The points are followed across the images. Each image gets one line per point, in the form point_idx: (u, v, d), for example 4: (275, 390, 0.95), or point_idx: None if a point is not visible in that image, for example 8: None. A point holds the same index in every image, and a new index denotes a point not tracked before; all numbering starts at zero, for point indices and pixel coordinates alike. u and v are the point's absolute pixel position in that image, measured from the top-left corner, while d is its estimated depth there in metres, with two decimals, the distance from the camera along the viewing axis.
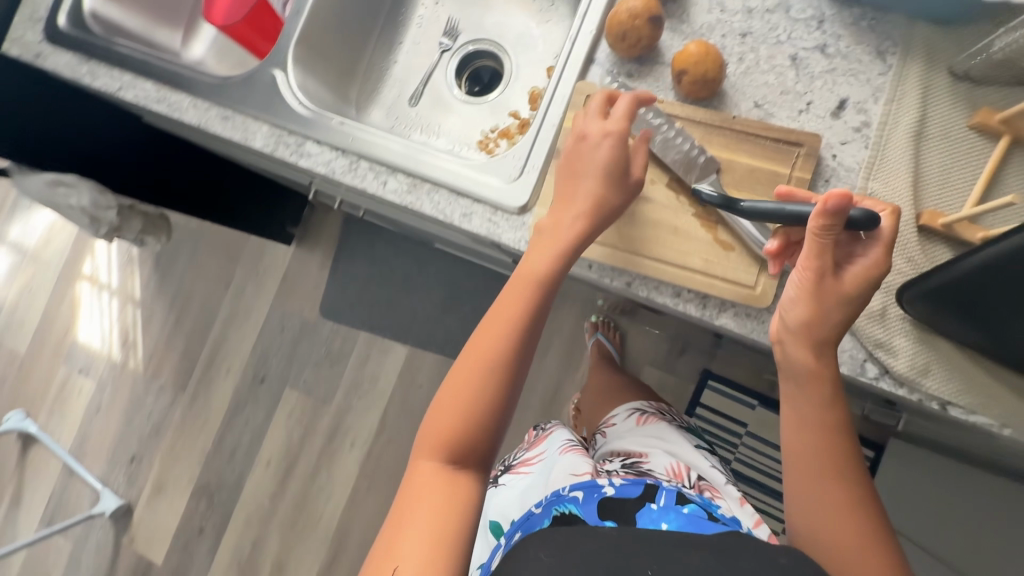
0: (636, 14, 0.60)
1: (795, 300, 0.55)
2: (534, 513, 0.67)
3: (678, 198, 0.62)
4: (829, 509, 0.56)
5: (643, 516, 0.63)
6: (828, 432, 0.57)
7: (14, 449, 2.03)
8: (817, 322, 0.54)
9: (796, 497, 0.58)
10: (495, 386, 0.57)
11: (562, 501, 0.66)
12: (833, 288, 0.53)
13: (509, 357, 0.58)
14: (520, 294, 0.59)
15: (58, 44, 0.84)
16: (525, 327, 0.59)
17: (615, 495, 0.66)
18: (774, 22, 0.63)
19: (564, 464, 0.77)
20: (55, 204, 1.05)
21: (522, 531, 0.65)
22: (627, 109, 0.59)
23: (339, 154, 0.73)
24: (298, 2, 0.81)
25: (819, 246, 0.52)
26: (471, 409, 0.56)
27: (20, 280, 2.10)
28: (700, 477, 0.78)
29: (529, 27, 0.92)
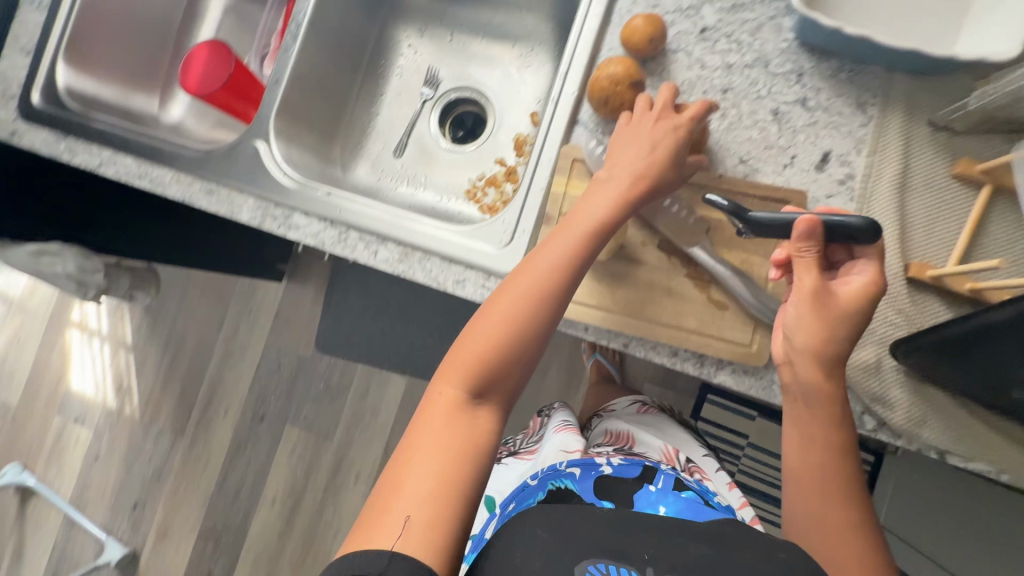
0: (617, 80, 0.61)
1: (799, 322, 0.53)
2: (530, 485, 0.70)
3: (669, 259, 0.62)
4: (833, 517, 0.53)
5: (640, 498, 0.67)
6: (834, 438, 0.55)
7: (14, 502, 2.00)
8: (824, 342, 0.52)
9: (795, 508, 0.55)
10: (520, 358, 0.54)
11: (559, 476, 0.69)
12: (832, 306, 0.52)
13: (550, 305, 0.54)
14: (569, 237, 0.56)
15: (33, 121, 0.82)
16: (571, 276, 0.55)
17: (613, 474, 0.70)
18: (754, 77, 0.64)
19: (556, 444, 0.82)
20: (41, 275, 1.04)
21: (518, 501, 0.69)
22: (696, 111, 0.58)
23: (327, 224, 0.73)
24: (277, 69, 0.80)
25: (808, 264, 0.52)
26: (499, 360, 0.53)
27: (8, 331, 2.07)
28: (689, 461, 0.84)
29: (510, 74, 0.93)
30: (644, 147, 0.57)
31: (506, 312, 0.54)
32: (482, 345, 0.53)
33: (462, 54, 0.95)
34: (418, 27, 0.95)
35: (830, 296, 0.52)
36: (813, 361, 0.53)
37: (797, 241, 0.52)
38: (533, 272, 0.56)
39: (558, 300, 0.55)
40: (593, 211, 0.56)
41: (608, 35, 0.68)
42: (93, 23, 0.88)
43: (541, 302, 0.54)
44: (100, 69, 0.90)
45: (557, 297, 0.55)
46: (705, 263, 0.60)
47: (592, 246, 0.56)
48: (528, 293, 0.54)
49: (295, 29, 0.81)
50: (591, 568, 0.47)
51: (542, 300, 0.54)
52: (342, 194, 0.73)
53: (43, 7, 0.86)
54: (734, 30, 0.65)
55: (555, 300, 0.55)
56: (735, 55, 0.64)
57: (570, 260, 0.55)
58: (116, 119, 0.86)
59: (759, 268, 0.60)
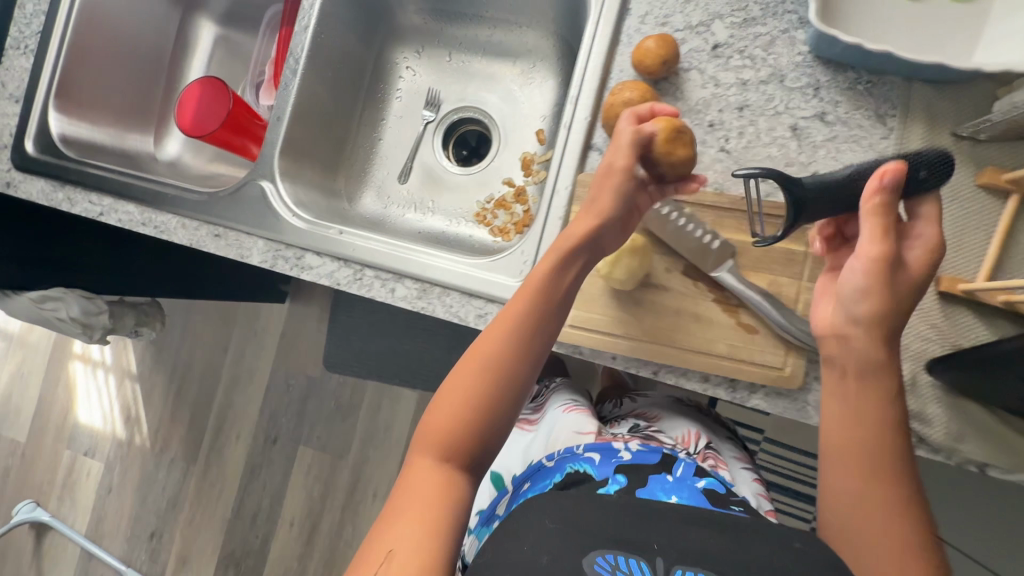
0: (633, 107, 0.60)
1: (869, 289, 0.49)
2: (546, 466, 0.74)
3: (696, 284, 0.61)
4: (878, 512, 0.50)
5: (653, 484, 0.67)
6: (887, 427, 0.51)
7: (29, 539, 1.98)
8: (890, 310, 0.50)
9: (831, 497, 0.52)
10: (491, 424, 0.54)
11: (578, 460, 0.72)
12: (901, 270, 0.49)
13: (512, 348, 0.55)
14: (526, 281, 0.57)
15: (29, 171, 0.80)
16: (533, 319, 0.56)
17: (633, 459, 0.71)
18: (770, 93, 0.62)
19: (569, 422, 0.83)
20: (45, 321, 1.03)
21: (530, 479, 0.74)
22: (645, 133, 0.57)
23: (342, 263, 0.71)
24: (278, 106, 0.78)
25: (887, 219, 0.48)
26: (470, 429, 0.54)
27: (9, 368, 2.04)
28: (706, 447, 0.85)
29: (512, 91, 0.91)
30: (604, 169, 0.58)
31: (472, 380, 0.55)
32: (451, 414, 0.54)
33: (461, 74, 0.93)
34: (415, 49, 0.93)
35: (900, 261, 0.49)
36: (877, 330, 0.50)
37: (884, 191, 0.47)
38: (496, 338, 0.56)
39: (524, 366, 0.56)
40: (547, 274, 0.57)
41: (617, 56, 0.66)
42: (82, 65, 0.85)
43: (506, 369, 0.55)
44: (92, 113, 0.87)
45: (522, 362, 0.56)
46: (732, 288, 0.59)
47: (549, 309, 0.57)
48: (491, 360, 0.55)
49: (293, 63, 0.79)
50: (600, 559, 0.49)
51: (507, 366, 0.55)
52: (354, 232, 0.72)
53: (29, 52, 0.83)
54: (747, 45, 0.63)
55: (520, 365, 0.55)
56: (749, 72, 0.63)
57: (530, 325, 0.56)
58: (113, 165, 0.84)
59: (787, 289, 0.59)
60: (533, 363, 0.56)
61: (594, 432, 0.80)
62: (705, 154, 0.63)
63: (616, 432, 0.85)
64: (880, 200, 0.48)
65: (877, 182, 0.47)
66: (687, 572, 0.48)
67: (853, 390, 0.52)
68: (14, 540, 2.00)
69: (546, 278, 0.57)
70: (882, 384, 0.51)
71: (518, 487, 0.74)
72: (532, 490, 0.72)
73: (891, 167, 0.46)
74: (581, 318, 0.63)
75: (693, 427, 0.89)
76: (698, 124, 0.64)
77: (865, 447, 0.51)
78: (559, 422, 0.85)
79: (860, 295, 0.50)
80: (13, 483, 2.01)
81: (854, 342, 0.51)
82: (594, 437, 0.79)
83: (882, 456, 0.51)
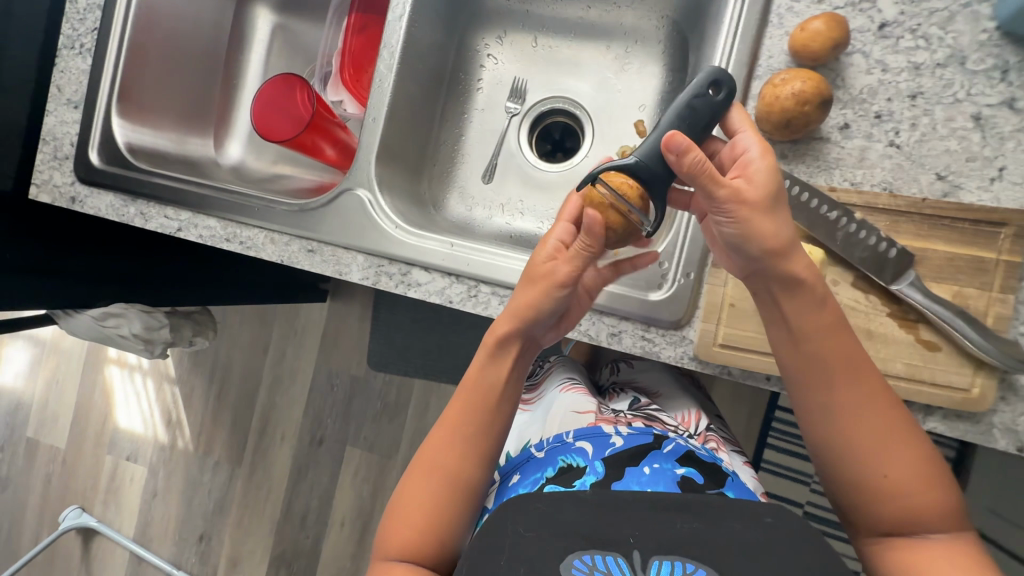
0: (804, 99, 0.53)
1: (748, 222, 0.48)
2: (535, 458, 0.62)
3: (867, 297, 0.55)
4: (870, 458, 0.49)
5: (630, 477, 0.57)
6: (855, 373, 0.50)
7: (75, 544, 1.73)
8: (772, 236, 0.48)
9: (822, 449, 0.52)
10: (450, 528, 0.53)
11: (568, 451, 0.60)
12: (762, 189, 0.48)
13: (472, 440, 0.55)
14: (472, 375, 0.57)
15: (96, 185, 0.74)
16: (487, 413, 0.56)
17: (623, 446, 0.60)
18: (948, 77, 0.55)
19: (565, 403, 0.71)
20: (105, 338, 0.96)
21: (518, 473, 0.62)
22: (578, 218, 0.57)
23: (453, 279, 0.66)
24: (374, 107, 0.71)
25: (711, 168, 0.47)
26: (429, 534, 0.53)
27: (43, 372, 1.77)
28: (708, 428, 0.73)
29: (607, 77, 0.83)
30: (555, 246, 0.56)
31: (425, 485, 0.54)
32: (410, 522, 0.53)
33: (550, 61, 0.85)
34: (498, 34, 0.85)
35: (758, 179, 0.48)
36: (775, 258, 0.49)
37: (689, 148, 0.46)
38: (445, 438, 0.56)
39: (475, 463, 0.55)
40: (480, 373, 0.57)
41: (766, 39, 0.59)
42: (143, 66, 0.78)
43: (458, 469, 0.54)
44: (153, 117, 0.81)
45: (471, 459, 0.55)
46: (917, 303, 0.53)
47: (487, 405, 0.56)
48: (439, 463, 0.55)
49: (388, 55, 0.72)
50: (577, 561, 0.47)
51: (458, 464, 0.55)
52: (467, 244, 0.66)
53: (85, 50, 0.75)
54: (920, 24, 0.56)
55: (471, 462, 0.55)
56: (923, 54, 0.56)
57: (477, 420, 0.56)
58: (183, 174, 0.77)
59: (976, 301, 0.53)
60: (484, 458, 0.55)
61: (594, 412, 0.68)
62: (872, 149, 0.57)
63: (618, 412, 0.71)
64: (699, 151, 0.46)
65: (672, 157, 0.46)
66: (665, 563, 0.46)
67: (818, 344, 0.50)
68: (57, 548, 1.74)
69: (479, 376, 0.57)
70: (841, 328, 0.50)
71: (505, 481, 0.62)
72: (522, 485, 0.60)
73: (670, 139, 0.45)
74: (735, 337, 0.57)
75: (695, 408, 0.77)
76: (864, 115, 0.57)
77: (841, 399, 0.50)
78: (555, 403, 0.72)
79: (740, 235, 0.49)
80: (53, 493, 1.75)
81: (761, 278, 0.51)
82: (595, 416, 0.67)
83: (861, 398, 0.50)
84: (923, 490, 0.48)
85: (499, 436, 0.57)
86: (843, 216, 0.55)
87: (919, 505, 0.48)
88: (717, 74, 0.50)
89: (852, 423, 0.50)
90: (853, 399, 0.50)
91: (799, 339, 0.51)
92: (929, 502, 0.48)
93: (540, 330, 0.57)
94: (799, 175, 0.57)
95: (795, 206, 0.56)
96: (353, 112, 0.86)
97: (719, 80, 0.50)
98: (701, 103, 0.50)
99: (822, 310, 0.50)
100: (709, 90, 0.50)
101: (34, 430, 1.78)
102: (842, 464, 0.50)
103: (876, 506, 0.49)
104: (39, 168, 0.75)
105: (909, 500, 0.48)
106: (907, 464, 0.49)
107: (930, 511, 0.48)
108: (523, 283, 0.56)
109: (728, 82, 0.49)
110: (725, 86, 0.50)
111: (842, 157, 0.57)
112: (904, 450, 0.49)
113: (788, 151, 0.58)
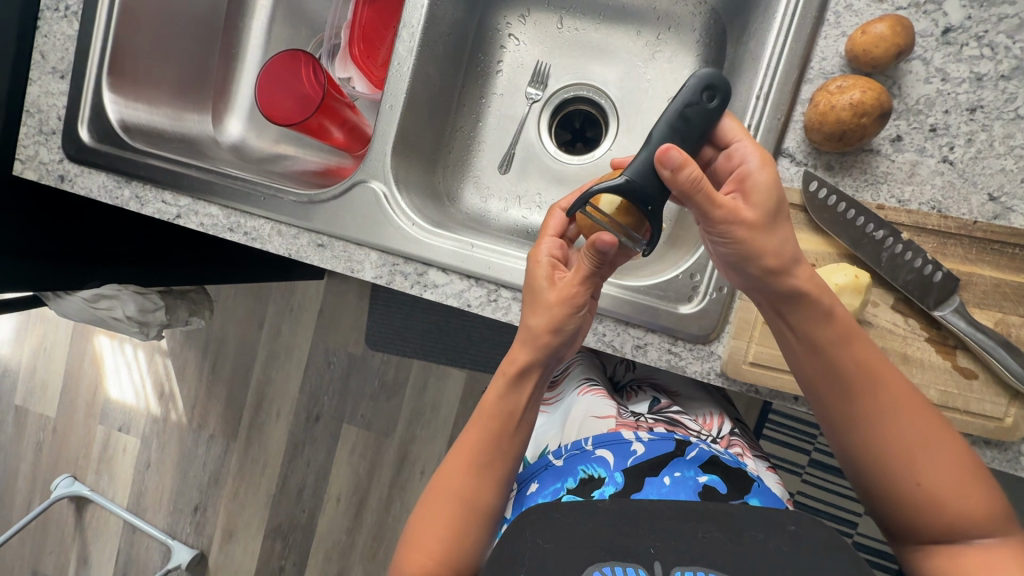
0: (861, 111, 0.50)
1: (745, 243, 0.46)
2: (554, 466, 0.60)
3: (907, 320, 0.53)
4: (903, 466, 0.47)
5: (649, 487, 0.55)
6: (870, 375, 0.47)
7: (67, 514, 1.65)
8: (774, 254, 0.46)
9: (845, 451, 0.50)
10: (467, 554, 0.53)
11: (589, 461, 0.58)
12: (761, 207, 0.46)
13: (488, 465, 0.54)
14: (489, 399, 0.55)
15: (87, 164, 0.69)
16: (502, 440, 0.54)
17: (645, 453, 0.58)
18: (1012, 91, 0.52)
19: (584, 407, 0.67)
20: (98, 321, 0.91)
21: (538, 482, 0.59)
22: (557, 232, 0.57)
23: (472, 282, 0.63)
24: (390, 93, 0.67)
25: (709, 186, 0.44)
26: (445, 561, 0.52)
27: (30, 340, 1.68)
28: (731, 431, 0.70)
29: (635, 64, 0.77)
30: (545, 265, 0.55)
31: (440, 511, 0.53)
32: (426, 548, 0.52)
33: (576, 45, 0.79)
34: (521, 13, 0.80)
35: (761, 193, 0.46)
36: (777, 276, 0.47)
37: (682, 167, 0.43)
38: (460, 464, 0.54)
39: (492, 489, 0.54)
40: (498, 401, 0.55)
41: (820, 38, 0.55)
42: (136, 35, 0.72)
43: (473, 495, 0.53)
44: (148, 90, 0.75)
45: (487, 486, 0.54)
46: (959, 330, 0.51)
47: (501, 431, 0.54)
48: (454, 491, 0.53)
49: (408, 37, 0.67)
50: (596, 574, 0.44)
51: (474, 491, 0.53)
52: (487, 246, 0.62)
53: (71, 14, 0.69)
54: (987, 30, 0.52)
55: (487, 491, 0.54)
56: (987, 64, 0.52)
57: (491, 445, 0.54)
58: (180, 154, 0.72)
59: (1019, 329, 0.52)
60: (501, 483, 0.54)
61: (615, 416, 0.65)
62: (923, 164, 0.54)
63: (637, 415, 0.68)
64: (695, 167, 0.43)
65: (667, 171, 0.44)
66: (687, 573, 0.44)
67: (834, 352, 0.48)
68: (49, 519, 1.66)
69: (497, 404, 0.55)
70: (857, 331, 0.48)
71: (523, 489, 0.60)
72: (541, 494, 0.58)
73: (663, 152, 0.43)
74: (766, 356, 0.55)
75: (717, 409, 0.73)
76: (918, 127, 0.54)
77: (868, 404, 0.47)
78: (573, 407, 0.69)
79: (739, 254, 0.47)
80: (46, 460, 1.68)
81: (764, 293, 0.49)
82: (615, 422, 0.63)
83: (890, 403, 0.47)
84: (963, 498, 0.45)
85: (514, 462, 0.55)
86: (889, 236, 0.52)
87: (961, 510, 0.45)
88: (711, 79, 0.47)
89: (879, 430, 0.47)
90: (874, 408, 0.47)
91: (811, 349, 0.48)
92: (974, 506, 0.45)
93: (562, 351, 0.55)
94: (844, 188, 0.55)
95: (840, 223, 0.53)
96: (363, 91, 0.80)
97: (714, 84, 0.47)
98: (693, 111, 0.47)
99: (831, 321, 0.47)
100: (703, 96, 0.47)
101: (22, 398, 1.69)
102: (874, 471, 0.48)
103: (912, 512, 0.47)
104: (23, 143, 0.70)
105: (948, 509, 0.45)
106: (944, 468, 0.46)
107: (974, 517, 0.45)
108: (529, 308, 0.54)
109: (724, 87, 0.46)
110: (720, 92, 0.47)
111: (891, 172, 0.54)
112: (939, 451, 0.46)
113: (835, 162, 0.55)
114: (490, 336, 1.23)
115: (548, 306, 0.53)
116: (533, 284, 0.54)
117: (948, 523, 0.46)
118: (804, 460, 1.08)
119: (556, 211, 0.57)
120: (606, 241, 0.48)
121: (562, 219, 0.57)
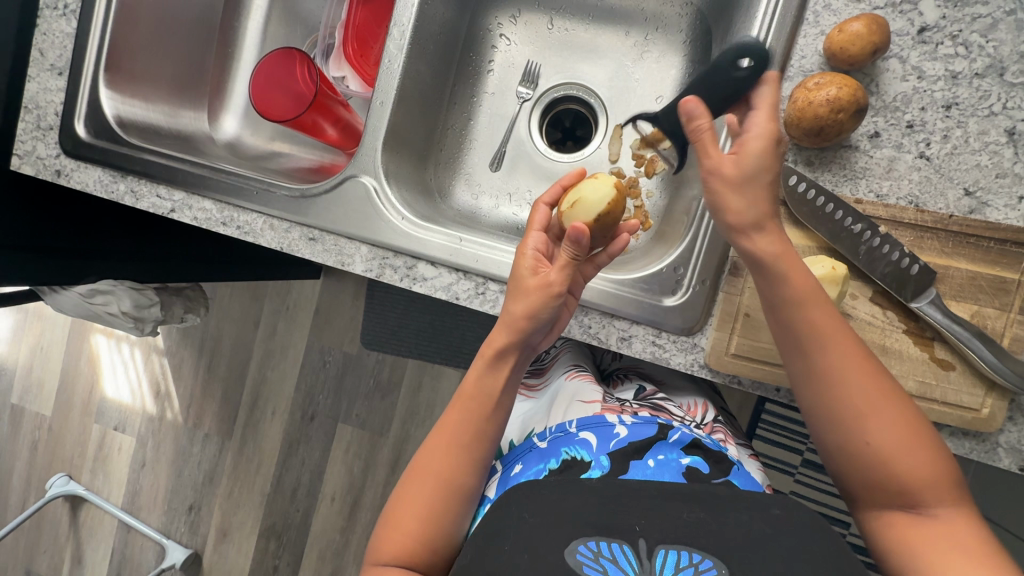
0: (838, 106, 0.51)
1: (715, 195, 0.50)
2: (538, 448, 0.60)
3: (885, 312, 0.54)
4: (857, 432, 0.48)
5: (635, 469, 0.55)
6: (837, 340, 0.49)
7: (62, 513, 1.65)
8: (739, 211, 0.49)
9: (812, 417, 0.51)
10: (445, 536, 0.53)
11: (572, 443, 0.58)
12: (744, 169, 0.49)
13: (472, 448, 0.55)
14: (472, 383, 0.56)
15: (82, 159, 0.71)
16: (484, 425, 0.55)
17: (628, 436, 0.58)
18: (986, 88, 0.53)
19: (570, 393, 0.68)
20: (95, 316, 0.92)
21: (522, 463, 0.60)
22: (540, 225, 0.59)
23: (460, 275, 0.64)
24: (381, 89, 0.68)
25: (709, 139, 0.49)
26: (425, 541, 0.52)
27: (27, 340, 1.68)
28: (715, 418, 0.71)
29: (624, 63, 0.79)
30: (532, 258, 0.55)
31: (422, 492, 0.53)
32: (405, 529, 0.52)
33: (566, 45, 0.81)
34: (512, 13, 0.81)
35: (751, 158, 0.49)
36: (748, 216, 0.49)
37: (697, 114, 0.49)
38: (442, 446, 0.55)
39: (472, 471, 0.54)
40: (478, 382, 0.56)
41: (800, 37, 0.56)
42: (132, 32, 0.74)
43: (452, 476, 0.54)
44: (145, 87, 0.77)
45: (467, 468, 0.54)
46: (936, 322, 0.52)
47: (485, 414, 0.55)
48: (436, 473, 0.54)
49: (398, 35, 0.68)
50: (580, 548, 0.45)
51: (452, 472, 0.54)
52: (475, 240, 0.63)
53: (69, 12, 0.71)
54: (962, 30, 0.54)
55: (468, 471, 0.54)
56: (962, 62, 0.54)
57: (473, 429, 0.55)
58: (175, 150, 0.73)
59: (994, 321, 0.53)
60: (481, 465, 0.55)
61: (600, 401, 0.65)
62: (901, 160, 0.55)
63: (623, 401, 0.68)
64: (706, 120, 0.49)
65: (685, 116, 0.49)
66: (670, 552, 0.44)
67: (797, 321, 0.49)
68: (44, 519, 1.66)
69: (476, 385, 0.56)
70: (822, 303, 0.49)
71: (506, 470, 0.61)
72: (524, 475, 0.58)
73: (682, 104, 0.49)
74: (748, 348, 0.56)
75: (701, 398, 0.74)
76: (895, 124, 0.55)
77: (829, 374, 0.49)
78: (560, 392, 0.70)
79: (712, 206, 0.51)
80: (41, 459, 1.68)
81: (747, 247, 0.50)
82: (600, 406, 0.64)
83: (849, 367, 0.48)
84: (914, 462, 0.47)
85: (494, 444, 0.56)
86: (867, 229, 0.53)
87: (911, 478, 0.47)
88: (751, 47, 0.56)
89: (840, 401, 0.49)
90: (836, 370, 0.49)
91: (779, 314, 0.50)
92: (924, 469, 0.47)
93: (538, 338, 0.56)
94: (824, 183, 0.56)
95: (819, 216, 0.54)
96: (356, 89, 0.80)
97: (752, 52, 0.55)
98: (720, 72, 0.57)
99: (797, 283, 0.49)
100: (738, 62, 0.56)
101: (19, 397, 1.69)
102: (835, 442, 0.50)
103: (868, 476, 0.48)
104: (21, 139, 0.71)
105: (898, 472, 0.47)
106: (900, 435, 0.47)
107: (927, 484, 0.46)
108: (512, 296, 0.55)
109: (759, 53, 0.55)
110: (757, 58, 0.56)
111: (870, 167, 0.55)
112: (897, 415, 0.48)
113: (814, 157, 0.56)
114: (484, 334, 1.23)
115: (526, 294, 0.54)
116: (516, 275, 0.55)
117: (899, 487, 0.47)
118: (796, 460, 1.08)
119: (540, 206, 0.59)
120: (577, 229, 0.50)
121: (546, 216, 0.59)
